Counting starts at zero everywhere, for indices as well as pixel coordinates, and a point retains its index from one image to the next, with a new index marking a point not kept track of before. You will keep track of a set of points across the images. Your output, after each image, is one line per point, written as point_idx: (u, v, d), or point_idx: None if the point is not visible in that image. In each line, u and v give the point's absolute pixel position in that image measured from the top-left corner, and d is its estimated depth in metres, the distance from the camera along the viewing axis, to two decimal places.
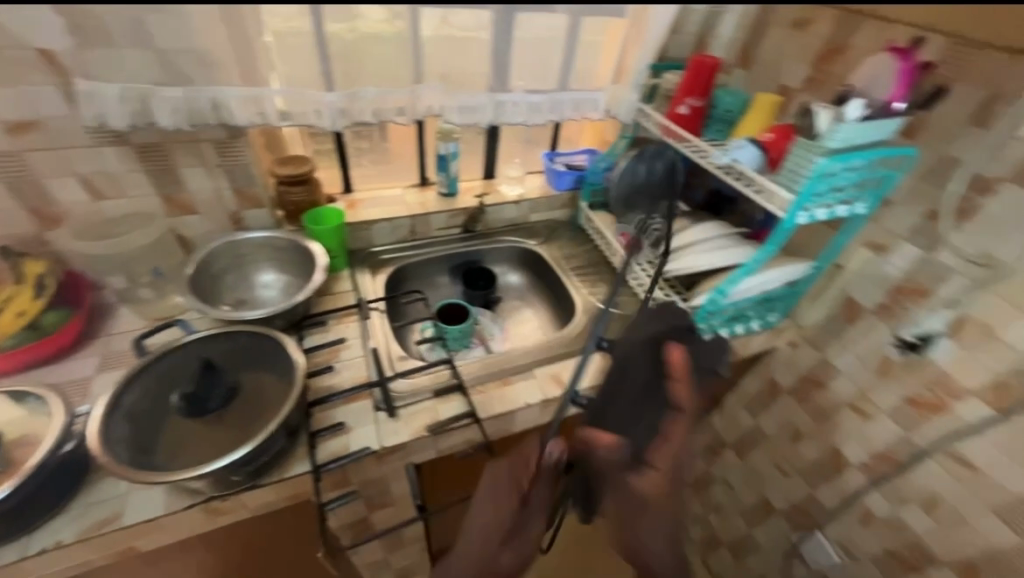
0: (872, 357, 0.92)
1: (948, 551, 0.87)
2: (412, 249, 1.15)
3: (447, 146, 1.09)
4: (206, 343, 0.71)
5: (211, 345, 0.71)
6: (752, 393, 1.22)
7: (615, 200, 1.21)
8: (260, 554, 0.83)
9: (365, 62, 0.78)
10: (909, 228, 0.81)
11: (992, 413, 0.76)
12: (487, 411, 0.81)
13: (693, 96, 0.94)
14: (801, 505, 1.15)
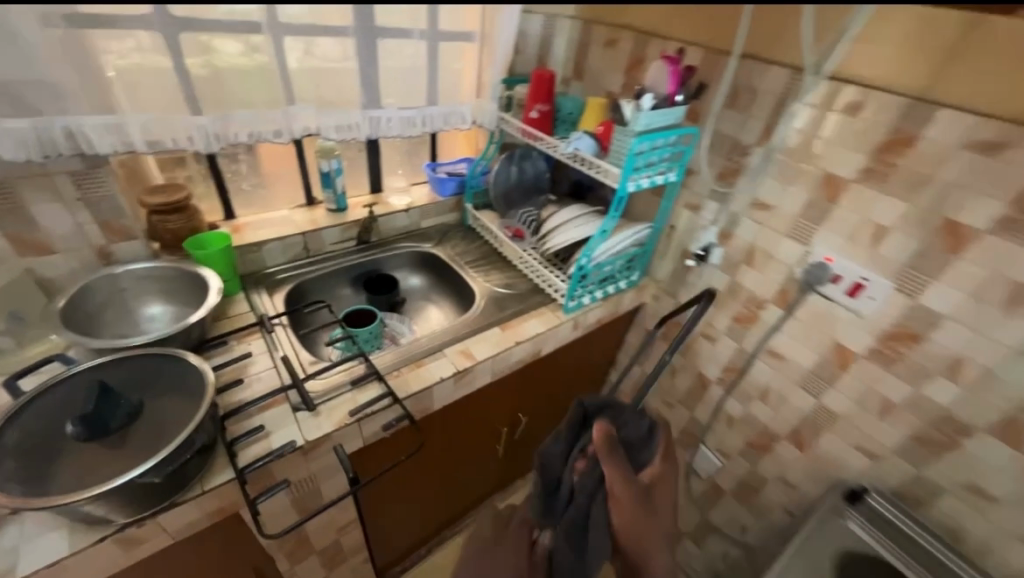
0: (707, 292, 1.17)
1: (783, 428, 1.11)
2: (307, 266, 1.17)
3: (330, 163, 1.15)
4: (97, 372, 0.69)
5: (104, 374, 0.69)
6: (636, 345, 1.45)
7: (496, 197, 1.36)
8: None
9: (231, 87, 0.82)
10: (709, 188, 1.07)
11: (782, 312, 1.03)
12: (404, 390, 0.88)
13: (540, 103, 1.12)
14: (686, 429, 1.38)
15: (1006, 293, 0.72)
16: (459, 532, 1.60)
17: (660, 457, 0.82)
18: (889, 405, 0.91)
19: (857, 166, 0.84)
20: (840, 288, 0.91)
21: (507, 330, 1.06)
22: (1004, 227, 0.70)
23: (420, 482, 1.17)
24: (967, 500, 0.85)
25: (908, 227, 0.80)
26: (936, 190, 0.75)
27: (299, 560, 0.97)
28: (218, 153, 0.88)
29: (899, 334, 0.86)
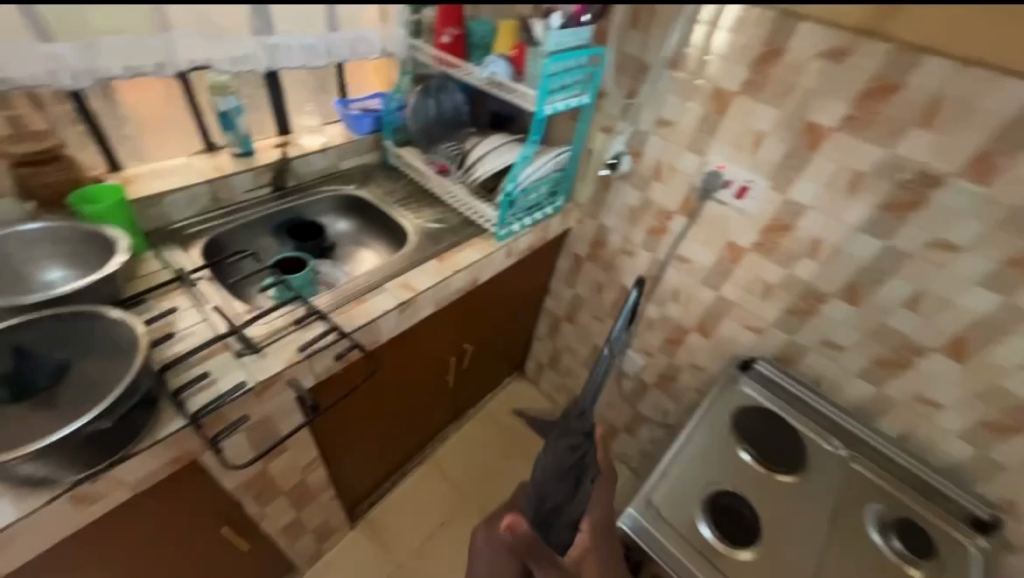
0: (624, 210, 1.28)
1: (692, 322, 1.30)
2: (219, 219, 1.10)
3: (226, 101, 1.06)
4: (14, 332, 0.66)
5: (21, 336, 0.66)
6: (566, 268, 1.56)
7: (416, 134, 1.33)
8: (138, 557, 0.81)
9: (91, 25, 0.70)
10: (620, 110, 1.14)
11: (686, 220, 1.16)
12: (350, 324, 0.90)
13: (451, 27, 1.09)
14: (615, 337, 1.54)
15: (849, 181, 0.88)
16: (421, 463, 1.69)
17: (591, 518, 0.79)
18: (770, 287, 1.09)
19: (740, 78, 0.94)
20: (730, 192, 1.04)
21: (443, 261, 1.10)
22: (847, 124, 0.84)
23: (378, 418, 1.23)
24: (825, 354, 1.08)
25: (780, 131, 0.92)
26: (800, 96, 0.88)
27: (268, 502, 1.01)
28: (94, 87, 0.83)
29: (775, 227, 1.02)
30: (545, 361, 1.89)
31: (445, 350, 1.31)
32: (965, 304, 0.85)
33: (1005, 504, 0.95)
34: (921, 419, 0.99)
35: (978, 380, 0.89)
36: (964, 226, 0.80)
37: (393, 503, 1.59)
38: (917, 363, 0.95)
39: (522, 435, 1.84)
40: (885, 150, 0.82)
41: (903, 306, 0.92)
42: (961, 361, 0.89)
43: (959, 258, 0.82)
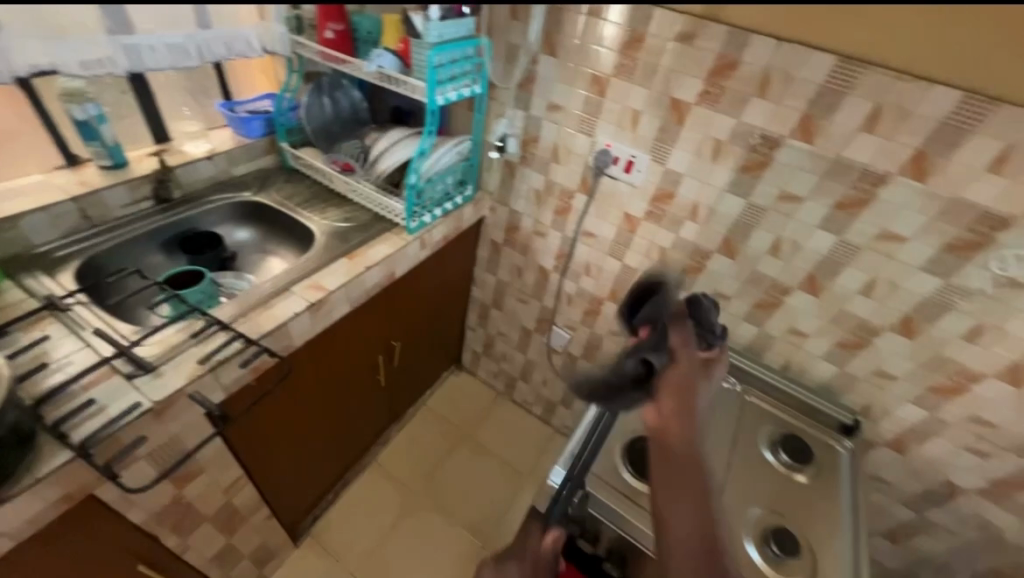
0: (531, 194, 1.34)
1: (605, 292, 1.39)
2: (92, 238, 1.00)
3: (85, 109, 0.96)
4: None
5: None
6: (486, 256, 1.60)
7: (313, 134, 1.29)
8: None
9: None
10: (513, 97, 1.20)
11: (586, 197, 1.25)
12: (257, 331, 0.87)
13: (332, 21, 1.08)
14: (540, 317, 1.61)
15: (712, 149, 1.00)
16: (364, 470, 1.65)
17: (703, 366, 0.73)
18: (664, 251, 1.21)
19: (612, 63, 1.03)
20: (619, 167, 1.14)
21: (354, 258, 1.09)
22: (703, 99, 0.96)
23: (307, 427, 1.19)
24: (715, 305, 1.21)
25: (652, 109, 1.03)
26: (663, 75, 0.98)
27: (189, 533, 0.95)
28: None
29: (660, 196, 1.13)
30: (479, 350, 1.92)
31: (371, 350, 1.30)
32: (812, 246, 1.00)
33: (863, 410, 1.13)
34: (795, 349, 1.15)
35: (830, 309, 1.05)
36: (801, 179, 0.94)
37: (337, 515, 1.54)
38: (785, 301, 1.10)
39: (466, 425, 1.85)
40: (734, 120, 0.95)
41: (767, 253, 1.06)
42: (815, 295, 1.05)
43: (802, 207, 0.97)
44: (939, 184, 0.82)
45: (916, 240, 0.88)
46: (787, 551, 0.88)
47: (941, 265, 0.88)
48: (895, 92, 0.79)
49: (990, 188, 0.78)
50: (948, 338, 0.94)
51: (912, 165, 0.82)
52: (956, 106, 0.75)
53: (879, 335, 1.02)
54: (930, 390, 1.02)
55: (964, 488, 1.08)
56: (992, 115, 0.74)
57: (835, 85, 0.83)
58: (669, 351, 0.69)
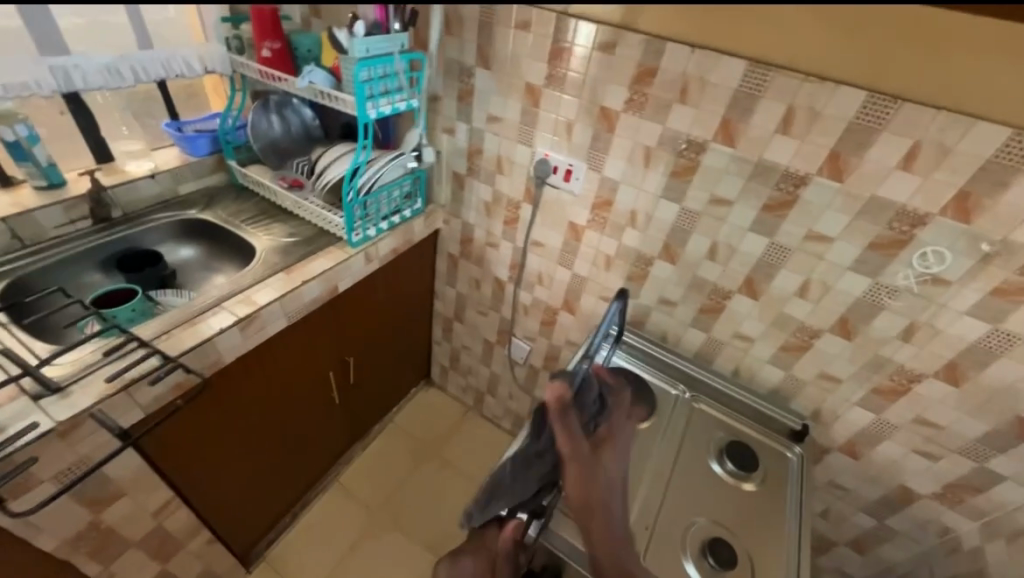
0: (481, 205, 1.35)
1: (558, 302, 1.38)
2: (22, 258, 0.99)
3: (16, 129, 0.97)
4: None
5: None
6: (444, 269, 1.60)
7: (261, 151, 1.30)
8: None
9: None
10: (455, 111, 1.22)
11: (531, 207, 1.25)
12: (177, 348, 0.86)
13: (268, 40, 1.09)
14: (500, 328, 1.60)
15: (643, 156, 1.01)
16: (323, 491, 1.61)
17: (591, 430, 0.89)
18: (609, 259, 1.20)
19: (543, 74, 1.04)
20: (559, 176, 1.14)
21: (291, 272, 1.08)
22: (629, 106, 0.97)
23: (249, 447, 1.16)
24: (663, 311, 1.20)
25: (583, 118, 1.04)
26: (591, 84, 1.00)
27: (112, 559, 0.92)
28: None
29: (600, 203, 1.13)
30: (446, 364, 1.90)
31: (320, 366, 1.28)
32: (746, 248, 0.99)
33: (813, 414, 1.11)
34: (742, 354, 1.14)
35: (770, 312, 1.04)
36: (729, 183, 0.94)
37: (292, 538, 1.49)
38: (727, 306, 1.09)
39: (432, 443, 1.81)
40: (661, 126, 0.96)
41: (706, 257, 1.06)
42: (755, 298, 1.04)
43: (732, 210, 0.97)
44: (857, 183, 0.83)
45: (842, 240, 0.88)
46: (724, 561, 0.84)
47: (867, 264, 0.88)
48: (805, 94, 0.80)
49: (903, 185, 0.79)
50: (885, 337, 0.94)
51: (829, 165, 0.83)
52: (862, 107, 0.77)
53: (819, 337, 1.01)
54: (874, 391, 1.00)
55: (918, 492, 1.05)
56: (899, 112, 0.75)
57: (749, 89, 0.84)
58: (555, 428, 0.83)
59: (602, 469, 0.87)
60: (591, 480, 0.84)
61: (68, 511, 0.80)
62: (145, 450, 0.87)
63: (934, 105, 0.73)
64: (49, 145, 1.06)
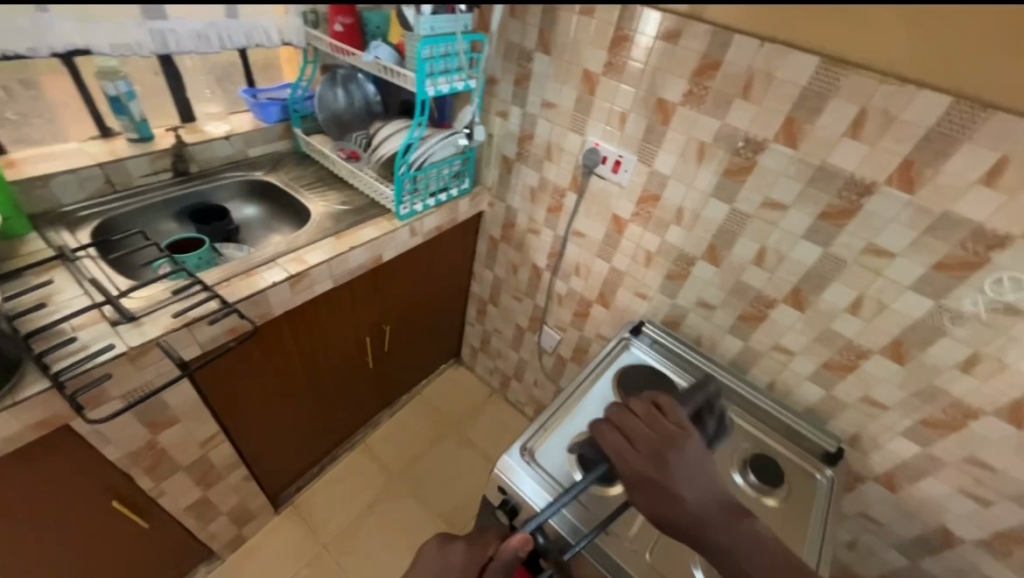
0: (526, 190, 1.35)
1: (593, 294, 1.37)
2: (112, 202, 1.12)
3: (116, 85, 1.09)
4: None
5: None
6: (484, 251, 1.62)
7: (324, 123, 1.38)
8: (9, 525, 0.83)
9: None
10: (510, 95, 1.23)
11: (576, 196, 1.24)
12: (235, 296, 0.94)
13: (342, 16, 1.16)
14: (533, 315, 1.60)
15: (697, 151, 0.98)
16: (350, 449, 1.70)
17: (645, 465, 0.71)
18: (650, 255, 1.18)
19: (602, 61, 1.03)
20: (607, 167, 1.13)
21: (341, 237, 1.14)
22: (687, 100, 0.95)
23: (288, 395, 1.24)
24: (700, 314, 1.17)
25: (638, 108, 1.03)
26: (650, 75, 0.98)
27: (164, 478, 1.03)
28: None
29: (646, 197, 1.11)
30: (477, 345, 1.93)
31: (360, 329, 1.34)
32: (797, 257, 0.95)
33: (851, 439, 1.05)
34: (780, 368, 1.10)
35: (815, 327, 0.99)
36: (785, 186, 0.90)
37: (318, 487, 1.60)
38: (769, 315, 1.05)
39: (456, 418, 1.87)
40: (718, 122, 0.93)
41: (752, 262, 1.02)
42: (800, 310, 1.00)
43: (786, 215, 0.93)
44: (928, 197, 0.77)
45: (904, 256, 0.83)
46: None
47: (931, 285, 0.83)
48: (880, 96, 0.76)
49: (983, 203, 0.73)
50: (942, 365, 0.87)
51: (899, 175, 0.78)
52: (944, 114, 0.72)
53: (867, 358, 0.95)
54: (922, 423, 0.94)
55: (960, 538, 0.97)
56: (986, 122, 0.69)
57: (818, 88, 0.80)
58: (637, 453, 0.73)
59: (682, 446, 0.72)
60: (667, 439, 0.73)
61: (131, 428, 0.90)
62: (199, 384, 0.97)
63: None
64: (144, 103, 1.18)
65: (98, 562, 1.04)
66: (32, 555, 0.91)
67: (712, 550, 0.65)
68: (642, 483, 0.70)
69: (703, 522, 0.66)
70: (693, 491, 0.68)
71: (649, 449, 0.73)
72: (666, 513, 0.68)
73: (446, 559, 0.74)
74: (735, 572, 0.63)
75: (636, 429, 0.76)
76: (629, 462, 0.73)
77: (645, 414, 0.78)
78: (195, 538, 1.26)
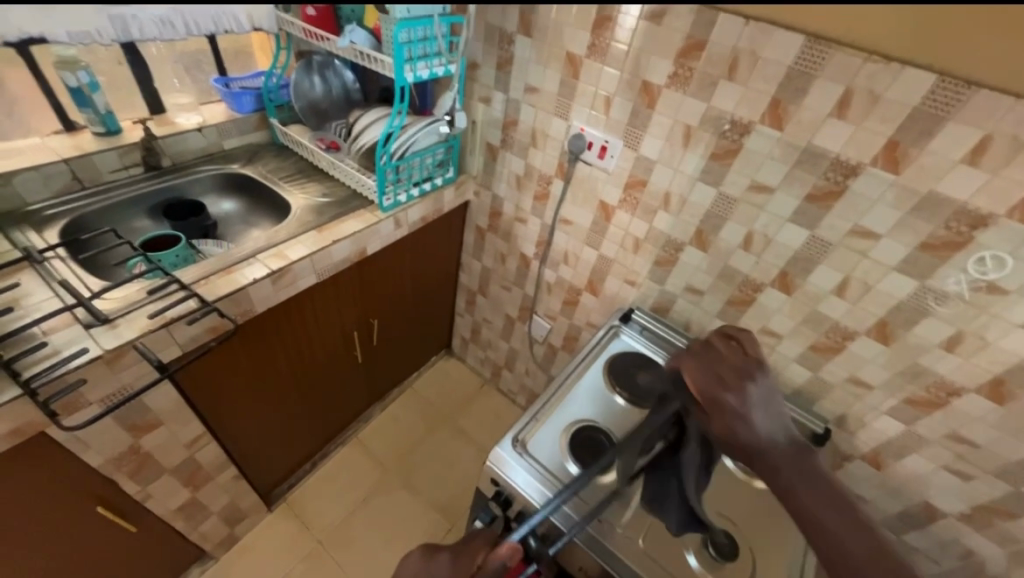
0: (512, 178, 1.33)
1: (582, 282, 1.36)
2: (81, 199, 1.07)
3: (78, 76, 1.04)
4: None
5: None
6: (472, 241, 1.60)
7: (302, 112, 1.33)
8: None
9: None
10: (493, 80, 1.20)
11: (563, 183, 1.22)
12: (214, 294, 0.91)
13: None
14: (523, 304, 1.59)
15: (683, 134, 0.97)
16: (342, 444, 1.69)
17: (728, 399, 0.71)
18: (638, 241, 1.17)
19: (585, 43, 1.00)
20: (593, 152, 1.12)
21: (322, 231, 1.11)
22: (673, 82, 0.93)
23: (275, 393, 1.22)
24: (689, 300, 1.17)
25: (623, 92, 1.00)
26: (634, 57, 0.96)
27: (149, 482, 1.01)
28: None
29: (633, 183, 1.10)
30: (468, 336, 1.92)
31: (347, 324, 1.32)
32: (784, 240, 0.95)
33: (837, 419, 1.06)
34: (768, 351, 1.10)
35: (802, 310, 1.00)
36: (771, 169, 0.90)
37: (311, 483, 1.59)
38: (757, 299, 1.05)
39: (448, 409, 1.87)
40: (704, 104, 0.91)
41: (739, 247, 1.01)
42: (787, 293, 1.00)
43: (772, 198, 0.92)
44: (913, 177, 0.77)
45: (890, 237, 0.83)
46: (725, 553, 0.83)
47: (915, 266, 0.83)
48: (865, 75, 0.75)
49: (966, 182, 0.73)
50: (926, 345, 0.88)
51: (885, 155, 0.78)
52: (928, 92, 0.71)
53: (853, 339, 0.96)
54: (906, 401, 0.95)
55: (943, 511, 1.00)
56: (970, 100, 0.69)
57: (804, 67, 0.79)
58: (717, 389, 0.73)
59: (757, 383, 0.74)
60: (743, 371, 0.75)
61: (111, 433, 0.88)
62: (181, 386, 0.94)
63: (1012, 92, 0.66)
64: (109, 95, 1.13)
65: (85, 568, 1.03)
66: (15, 565, 0.89)
67: (776, 477, 0.65)
68: (717, 415, 0.70)
69: (769, 451, 0.67)
70: (765, 424, 0.69)
71: (724, 377, 0.74)
72: (739, 443, 0.68)
73: (430, 570, 0.69)
74: (799, 510, 0.63)
75: (717, 356, 0.78)
76: (704, 399, 0.73)
77: (725, 350, 0.79)
78: (186, 540, 1.25)
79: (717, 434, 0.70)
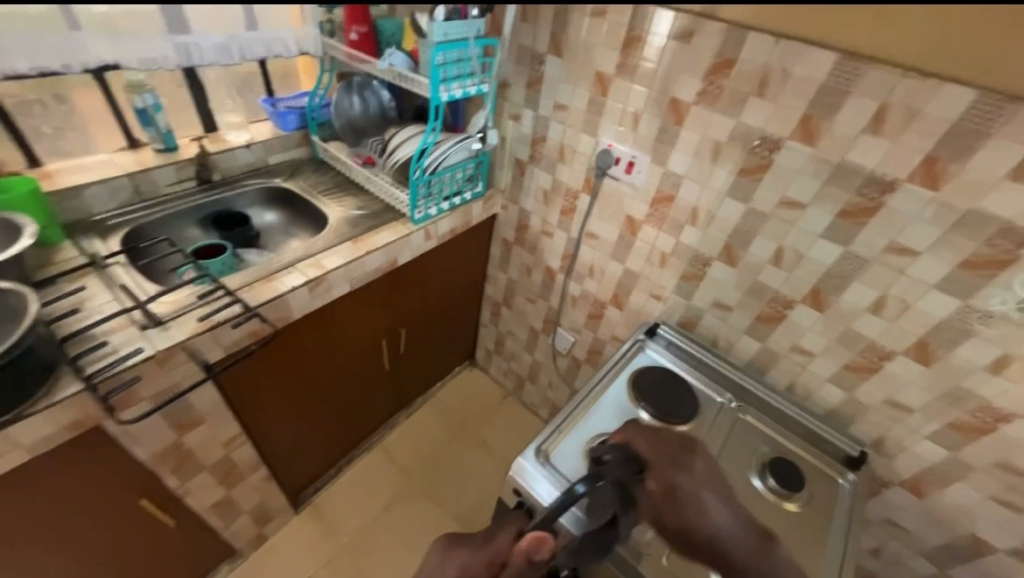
0: (539, 192, 1.36)
1: (607, 296, 1.37)
2: (140, 210, 1.16)
3: (144, 98, 1.13)
4: None
5: None
6: (498, 254, 1.63)
7: (341, 129, 1.39)
8: (45, 521, 0.87)
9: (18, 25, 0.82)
10: (523, 99, 1.24)
11: (589, 198, 1.24)
12: (257, 300, 0.96)
13: (357, 25, 1.19)
14: (548, 316, 1.60)
15: (711, 150, 0.98)
16: (367, 450, 1.73)
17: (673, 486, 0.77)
18: (664, 256, 1.17)
19: (614, 62, 1.03)
20: (620, 168, 1.13)
21: (358, 242, 1.16)
22: (702, 99, 0.94)
23: (306, 397, 1.26)
24: (717, 316, 1.16)
25: (652, 108, 1.02)
26: (663, 74, 0.98)
27: (189, 478, 1.07)
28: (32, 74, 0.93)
29: (661, 198, 1.10)
30: (491, 348, 1.94)
31: (377, 331, 1.36)
32: (816, 256, 0.93)
33: (874, 442, 1.02)
34: (799, 369, 1.08)
35: (836, 327, 0.97)
36: (803, 184, 0.89)
37: (335, 489, 1.62)
38: (788, 316, 1.03)
39: (470, 420, 1.88)
40: (733, 120, 0.92)
41: (769, 262, 1.00)
42: (820, 311, 0.98)
43: (804, 214, 0.91)
44: (952, 194, 0.75)
45: (930, 255, 0.81)
46: None
47: (956, 284, 0.80)
48: (902, 91, 0.74)
49: (1012, 198, 0.71)
50: (971, 367, 0.85)
51: (923, 171, 0.76)
52: (968, 107, 0.70)
53: (890, 359, 0.93)
54: (949, 426, 0.91)
55: (993, 545, 0.94)
56: (1014, 116, 0.67)
57: (837, 84, 0.79)
58: (671, 471, 0.79)
59: (693, 469, 0.80)
60: (685, 447, 0.85)
61: (159, 429, 0.93)
62: (222, 388, 1.00)
63: None
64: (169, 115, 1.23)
65: (127, 557, 1.08)
66: (67, 551, 0.95)
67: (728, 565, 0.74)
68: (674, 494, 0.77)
69: (719, 536, 0.75)
70: (714, 503, 0.78)
71: (675, 457, 0.81)
72: (694, 530, 0.75)
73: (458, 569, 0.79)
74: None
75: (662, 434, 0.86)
76: (661, 485, 0.77)
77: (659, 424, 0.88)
78: (217, 537, 1.30)
79: (677, 524, 0.75)
